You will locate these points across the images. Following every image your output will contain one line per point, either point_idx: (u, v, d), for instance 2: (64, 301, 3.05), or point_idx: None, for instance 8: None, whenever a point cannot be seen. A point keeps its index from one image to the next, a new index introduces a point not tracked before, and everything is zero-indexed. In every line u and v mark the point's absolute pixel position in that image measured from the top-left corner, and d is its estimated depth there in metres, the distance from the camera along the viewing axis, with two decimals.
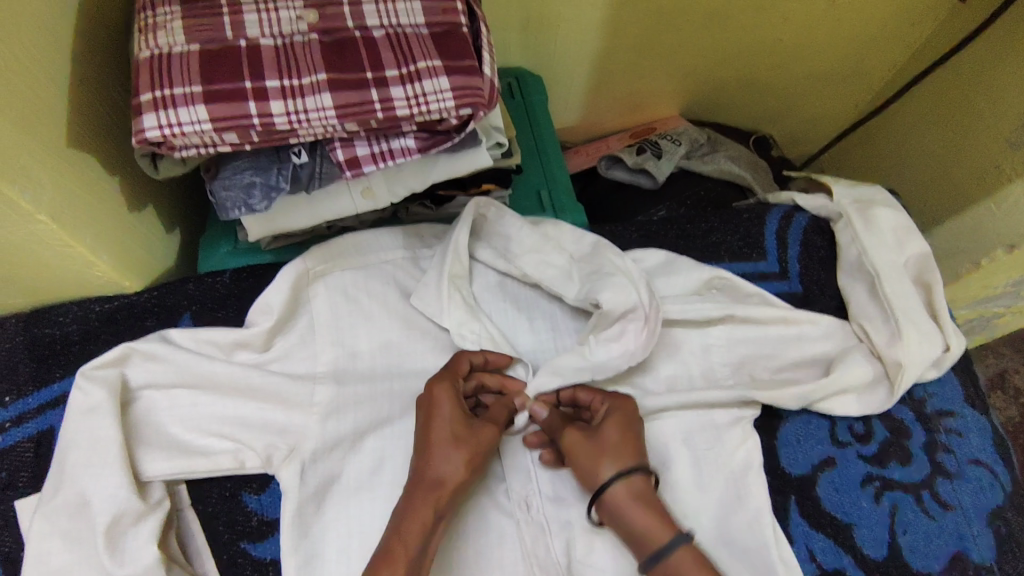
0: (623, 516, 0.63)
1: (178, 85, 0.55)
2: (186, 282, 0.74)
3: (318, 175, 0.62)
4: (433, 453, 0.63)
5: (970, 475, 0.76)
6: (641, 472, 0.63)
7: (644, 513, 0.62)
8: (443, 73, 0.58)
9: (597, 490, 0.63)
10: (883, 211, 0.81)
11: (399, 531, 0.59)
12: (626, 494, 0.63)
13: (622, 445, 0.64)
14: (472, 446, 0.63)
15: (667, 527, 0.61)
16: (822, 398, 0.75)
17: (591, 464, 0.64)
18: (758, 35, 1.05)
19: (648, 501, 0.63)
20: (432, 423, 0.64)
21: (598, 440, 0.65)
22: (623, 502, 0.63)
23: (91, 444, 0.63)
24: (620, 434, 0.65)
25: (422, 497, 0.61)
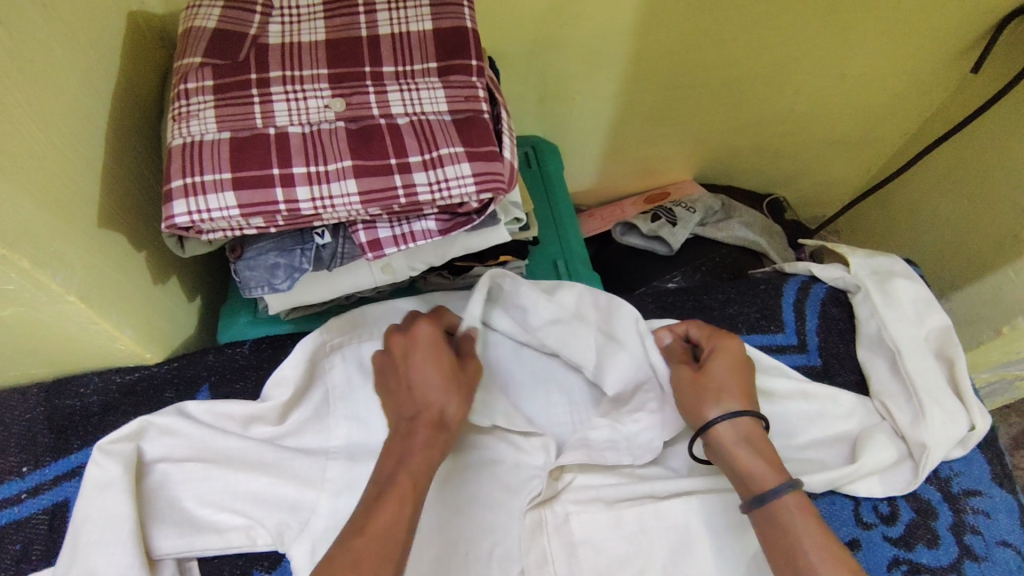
0: (730, 457, 0.63)
1: (208, 172, 0.57)
2: (205, 353, 0.75)
3: (340, 255, 0.64)
4: (427, 388, 0.63)
5: (998, 557, 0.73)
6: (750, 416, 0.65)
7: (754, 454, 0.63)
8: (465, 160, 0.59)
9: (704, 428, 0.65)
10: (902, 283, 0.81)
11: (405, 466, 0.58)
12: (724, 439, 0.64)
13: (736, 389, 0.67)
14: (462, 387, 0.65)
15: (777, 472, 0.61)
16: (850, 482, 0.73)
17: (706, 403, 0.66)
18: (770, 104, 1.07)
19: (757, 446, 0.64)
20: (429, 364, 0.64)
21: (716, 384, 0.67)
22: (731, 442, 0.64)
23: (105, 521, 0.63)
24: (736, 374, 0.68)
25: (422, 431, 0.60)
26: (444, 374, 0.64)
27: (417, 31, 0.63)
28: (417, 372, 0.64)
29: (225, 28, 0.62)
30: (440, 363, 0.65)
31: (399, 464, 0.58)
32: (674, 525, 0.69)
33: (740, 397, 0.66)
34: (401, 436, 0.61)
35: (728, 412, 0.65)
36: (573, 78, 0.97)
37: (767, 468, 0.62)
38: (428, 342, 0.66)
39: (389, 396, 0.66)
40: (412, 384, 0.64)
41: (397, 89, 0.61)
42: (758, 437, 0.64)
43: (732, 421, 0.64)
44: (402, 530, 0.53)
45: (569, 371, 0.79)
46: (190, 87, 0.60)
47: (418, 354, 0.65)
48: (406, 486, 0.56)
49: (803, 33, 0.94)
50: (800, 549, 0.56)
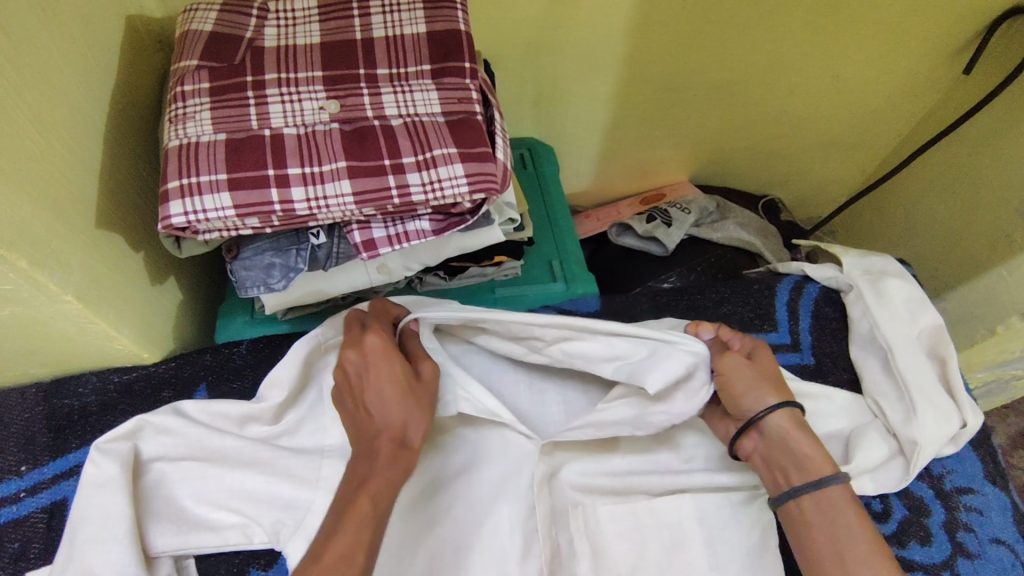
0: (782, 446, 0.64)
1: (204, 173, 0.57)
2: (203, 352, 0.76)
3: (335, 255, 0.65)
4: (385, 406, 0.62)
5: (992, 555, 0.74)
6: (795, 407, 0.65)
7: (806, 443, 0.63)
8: (458, 160, 0.60)
9: (755, 419, 0.64)
10: (895, 282, 0.82)
11: (367, 487, 0.57)
12: (773, 430, 0.64)
13: (776, 381, 0.67)
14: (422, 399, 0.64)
15: (827, 463, 0.62)
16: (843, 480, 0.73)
17: (753, 392, 0.65)
18: (765, 106, 1.07)
19: (804, 436, 0.64)
20: (383, 381, 0.63)
21: (761, 373, 0.66)
22: (784, 432, 0.64)
23: (101, 519, 0.63)
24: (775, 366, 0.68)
25: (385, 450, 0.60)
26: (402, 390, 0.63)
27: (411, 33, 0.64)
28: (375, 392, 0.62)
29: (222, 32, 0.63)
30: (396, 376, 0.63)
31: (360, 485, 0.57)
32: (668, 522, 0.69)
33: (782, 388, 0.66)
34: (363, 457, 0.60)
35: (778, 404, 0.64)
36: (568, 80, 0.98)
37: (817, 458, 0.63)
38: (380, 356, 0.63)
39: (347, 416, 0.64)
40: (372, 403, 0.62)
41: (390, 91, 0.62)
42: (804, 428, 0.65)
43: (782, 411, 0.64)
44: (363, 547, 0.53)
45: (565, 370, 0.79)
46: (186, 90, 0.61)
47: (373, 372, 0.63)
48: (365, 506, 0.55)
49: (795, 35, 0.94)
50: (847, 542, 0.58)
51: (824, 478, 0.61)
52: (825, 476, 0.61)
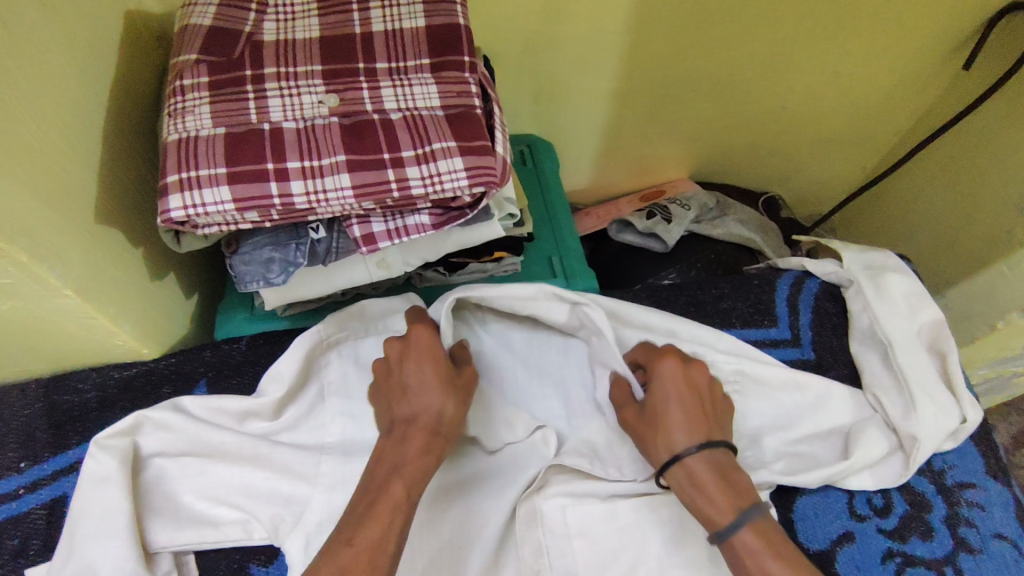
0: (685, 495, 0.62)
1: (204, 166, 0.57)
2: (202, 349, 0.75)
3: (335, 250, 0.64)
4: (422, 393, 0.62)
5: (995, 551, 0.73)
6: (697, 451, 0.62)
7: (714, 493, 0.61)
8: (457, 154, 0.60)
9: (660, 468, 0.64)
10: (895, 277, 0.81)
11: (397, 475, 0.58)
12: (685, 472, 0.62)
13: (681, 418, 0.64)
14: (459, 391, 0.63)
15: (729, 507, 0.60)
16: (844, 476, 0.73)
17: (652, 443, 0.65)
18: (764, 104, 1.07)
19: (708, 481, 0.62)
20: (421, 368, 0.63)
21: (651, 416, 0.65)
22: (682, 481, 0.63)
23: (102, 515, 0.63)
24: (678, 400, 0.65)
25: (419, 438, 0.60)
26: (440, 378, 0.63)
27: (410, 28, 0.64)
28: (412, 377, 0.63)
29: (221, 26, 0.63)
30: (438, 366, 0.64)
31: (392, 471, 0.58)
32: (668, 517, 0.69)
33: (689, 429, 0.64)
34: (396, 441, 0.60)
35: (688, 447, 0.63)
36: (567, 77, 0.98)
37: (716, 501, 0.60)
38: (424, 347, 0.64)
39: (383, 400, 0.64)
40: (405, 386, 0.63)
41: (390, 85, 0.62)
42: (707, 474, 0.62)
43: (695, 453, 0.62)
44: (390, 543, 0.54)
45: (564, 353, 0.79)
46: (186, 84, 0.61)
47: (415, 355, 0.64)
48: (398, 497, 0.57)
49: (795, 31, 0.94)
50: None
51: (724, 526, 0.59)
52: (729, 525, 0.59)
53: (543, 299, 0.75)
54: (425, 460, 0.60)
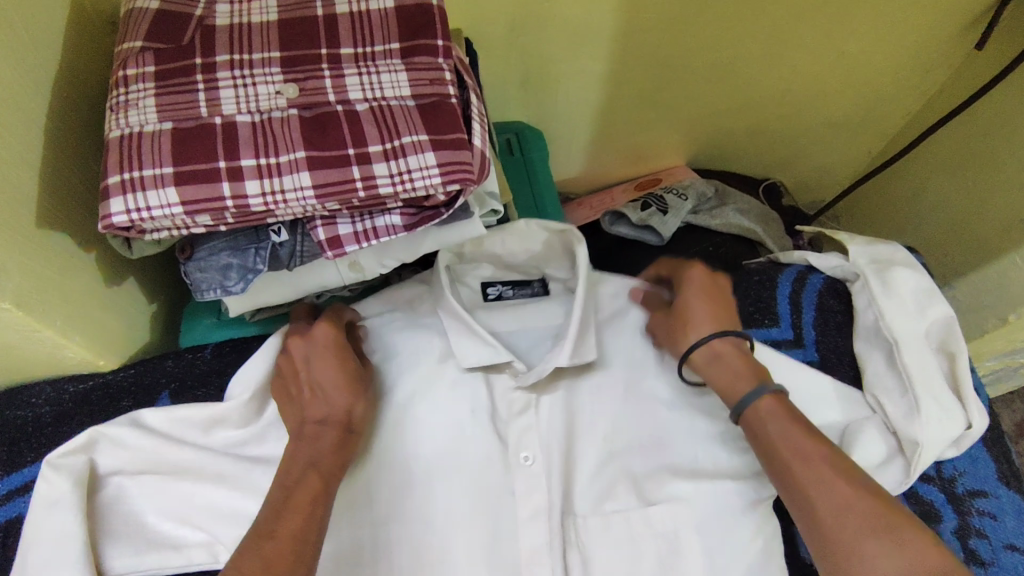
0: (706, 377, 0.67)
1: (148, 166, 0.52)
2: (164, 358, 0.70)
3: (299, 254, 0.59)
4: (328, 393, 0.62)
5: (1006, 563, 0.70)
6: (722, 339, 0.67)
7: (731, 371, 0.65)
8: (429, 149, 0.54)
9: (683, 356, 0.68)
10: (902, 272, 0.76)
11: (316, 467, 0.57)
12: (709, 353, 0.66)
13: (705, 314, 0.68)
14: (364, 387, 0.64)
15: (747, 382, 0.64)
16: None
17: (681, 331, 0.69)
18: (765, 86, 1.02)
19: (728, 361, 0.66)
20: (326, 364, 0.62)
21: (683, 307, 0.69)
22: (705, 362, 0.67)
23: (52, 542, 0.58)
24: (710, 303, 0.69)
25: (331, 436, 0.60)
26: (344, 376, 0.63)
27: (377, 9, 0.58)
28: (319, 376, 0.62)
29: (170, 9, 0.57)
30: (342, 360, 0.63)
31: (309, 464, 0.57)
32: (661, 529, 0.66)
33: (713, 318, 0.68)
34: (308, 440, 0.59)
35: (715, 334, 0.67)
36: (556, 61, 0.92)
37: (736, 380, 0.65)
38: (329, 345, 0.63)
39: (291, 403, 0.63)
40: (314, 390, 0.62)
41: (355, 72, 0.56)
42: (730, 357, 0.66)
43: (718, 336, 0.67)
44: (311, 536, 0.53)
45: (558, 302, 0.77)
46: (129, 74, 0.55)
47: (318, 354, 0.63)
48: (315, 486, 0.56)
49: (799, 8, 0.88)
50: (781, 450, 0.59)
51: (741, 398, 0.63)
52: (747, 396, 0.63)
53: (527, 232, 0.73)
54: (340, 455, 0.59)
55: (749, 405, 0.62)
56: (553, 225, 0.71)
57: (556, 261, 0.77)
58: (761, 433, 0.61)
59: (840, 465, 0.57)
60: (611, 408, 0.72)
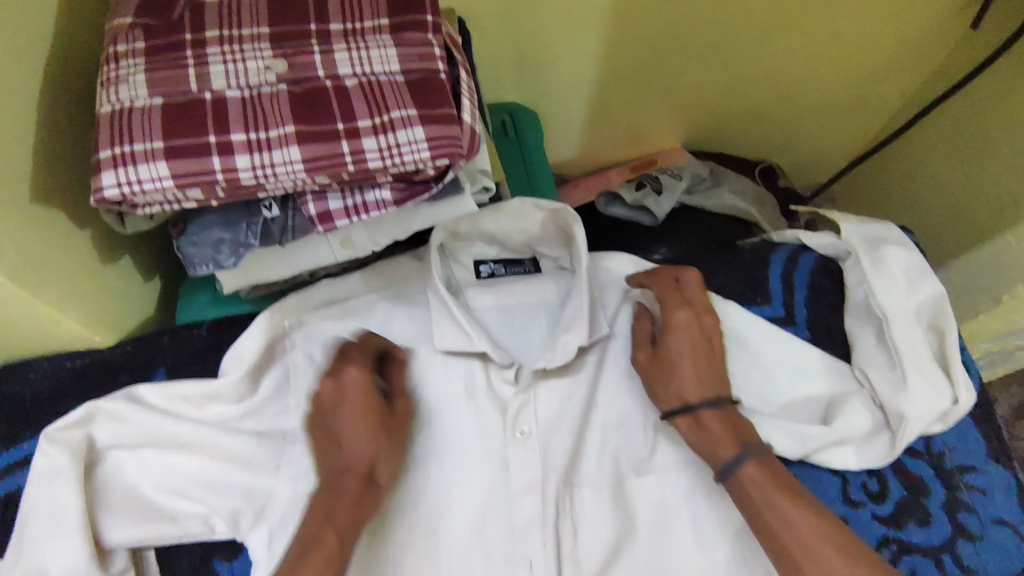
0: (690, 439, 0.65)
1: (139, 141, 0.53)
2: (160, 335, 0.71)
3: (290, 229, 0.59)
4: (356, 443, 0.60)
5: (995, 537, 0.70)
6: (707, 404, 0.64)
7: (721, 437, 0.63)
8: (417, 123, 0.55)
9: (667, 416, 0.66)
10: (894, 250, 0.76)
11: (332, 524, 0.58)
12: (693, 420, 0.64)
13: (689, 371, 0.66)
14: (392, 435, 0.63)
15: (731, 448, 0.62)
16: (819, 449, 0.70)
17: (664, 391, 0.67)
18: (761, 66, 1.01)
19: (711, 425, 0.64)
20: (355, 414, 0.61)
21: (668, 365, 0.67)
22: (688, 427, 0.65)
23: (50, 513, 0.60)
24: (693, 355, 0.66)
25: (353, 487, 0.59)
26: (373, 425, 0.61)
27: None
28: (346, 424, 0.61)
29: None
30: (371, 410, 0.61)
31: (326, 520, 0.58)
32: (650, 502, 0.67)
33: (694, 377, 0.66)
34: (330, 492, 0.59)
35: (701, 398, 0.65)
36: (551, 41, 0.92)
37: (720, 445, 0.63)
38: (359, 395, 0.61)
39: (318, 444, 0.62)
40: (342, 437, 0.61)
41: (344, 48, 0.56)
42: (713, 420, 0.64)
43: (704, 400, 0.65)
44: None
45: (552, 279, 0.78)
46: (120, 50, 0.56)
47: (348, 401, 0.61)
48: (330, 544, 0.56)
49: None
50: (782, 523, 0.57)
51: (727, 464, 0.61)
52: (731, 464, 0.61)
53: (521, 210, 0.73)
54: (360, 511, 0.59)
55: (735, 472, 0.61)
56: (547, 203, 0.72)
57: (549, 240, 0.77)
58: (749, 504, 0.59)
59: (841, 544, 0.55)
60: (601, 383, 0.73)
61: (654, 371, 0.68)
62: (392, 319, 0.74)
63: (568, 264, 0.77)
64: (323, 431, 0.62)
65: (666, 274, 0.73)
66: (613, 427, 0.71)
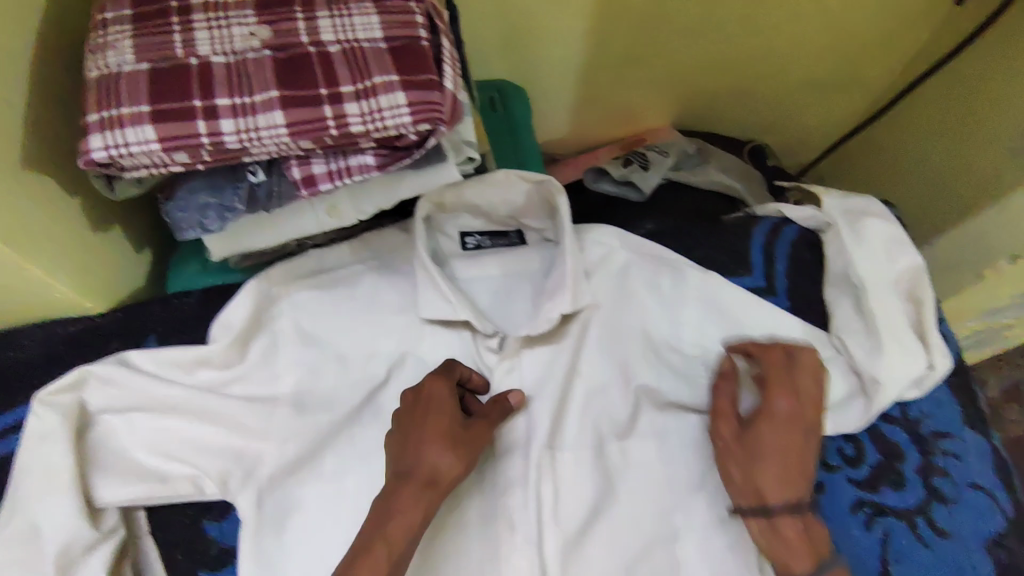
0: (759, 536, 0.63)
1: (126, 105, 0.54)
2: (150, 303, 0.73)
3: (276, 194, 0.60)
4: (425, 446, 0.63)
5: (969, 500, 0.72)
6: (792, 512, 0.62)
7: (794, 546, 0.61)
8: (399, 88, 0.56)
9: (746, 506, 0.64)
10: (875, 223, 0.77)
11: (384, 533, 0.58)
12: (769, 524, 0.62)
13: (779, 472, 0.63)
14: (467, 448, 0.64)
15: (807, 561, 0.60)
16: None
17: (743, 481, 0.64)
18: (748, 45, 1.02)
19: (789, 534, 0.62)
20: (432, 419, 0.64)
21: (760, 455, 0.64)
22: (763, 529, 0.63)
23: (44, 472, 0.61)
24: (789, 454, 0.64)
25: (414, 486, 0.61)
26: (447, 435, 0.64)
27: None
28: (423, 428, 0.64)
29: None
30: (447, 419, 0.65)
31: (378, 526, 0.59)
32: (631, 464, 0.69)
33: (780, 478, 0.63)
34: (388, 493, 0.61)
35: (782, 497, 0.63)
36: (538, 17, 0.93)
37: (794, 556, 0.61)
38: (441, 406, 0.65)
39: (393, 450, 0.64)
40: (418, 443, 0.63)
41: (327, 15, 0.57)
42: (791, 529, 0.62)
43: (787, 506, 0.62)
44: None
45: (536, 251, 0.79)
46: (108, 18, 0.57)
47: (430, 408, 0.65)
48: (381, 554, 0.57)
49: None
50: None
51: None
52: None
53: (507, 181, 0.74)
54: (418, 511, 0.60)
55: None
56: (532, 174, 0.73)
57: (534, 212, 0.79)
58: None
59: None
60: (583, 352, 0.74)
61: (740, 461, 0.65)
62: (379, 290, 0.74)
63: (553, 235, 0.79)
64: (399, 430, 0.65)
65: (777, 356, 0.69)
66: (594, 394, 0.73)
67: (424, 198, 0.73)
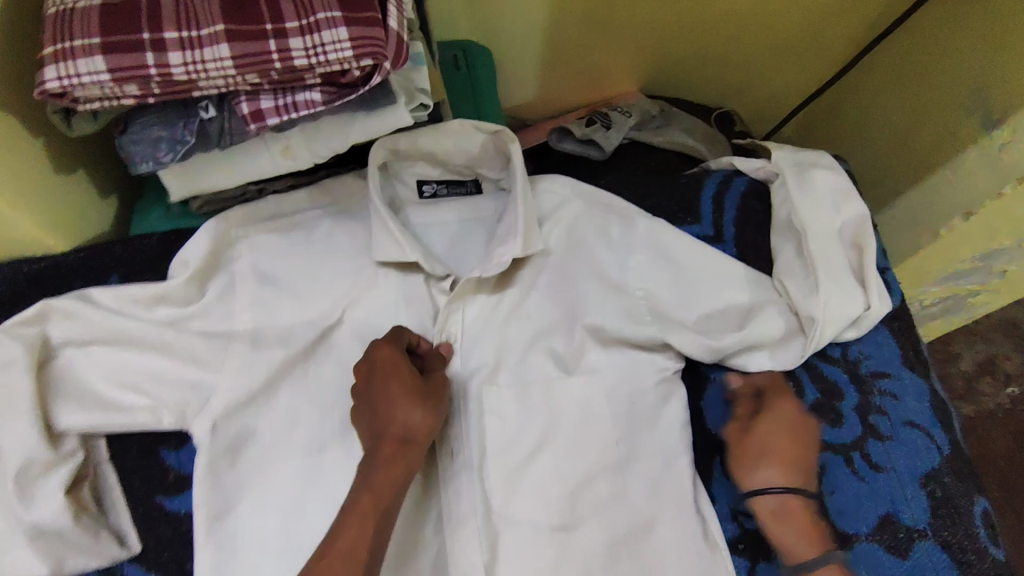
0: (768, 529, 0.71)
1: (77, 36, 0.56)
2: (112, 245, 0.76)
3: (227, 131, 0.63)
4: (392, 402, 0.65)
5: (904, 437, 0.74)
6: (795, 495, 0.70)
7: (796, 535, 0.69)
8: (341, 23, 0.57)
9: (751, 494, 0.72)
10: (821, 172, 0.80)
11: (370, 490, 0.62)
12: (778, 509, 0.70)
13: (779, 456, 0.72)
14: (432, 399, 0.66)
15: (813, 548, 0.68)
16: (733, 352, 0.75)
17: (749, 471, 0.73)
18: (711, 8, 1.04)
19: (796, 523, 0.70)
20: (389, 379, 0.66)
21: (761, 448, 0.73)
22: (770, 514, 0.71)
23: (4, 397, 0.64)
24: (790, 443, 0.73)
25: (388, 445, 0.64)
26: (408, 390, 0.65)
27: None
28: (382, 390, 0.66)
29: None
30: (402, 376, 0.66)
31: (362, 485, 0.62)
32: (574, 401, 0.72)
33: (780, 466, 0.71)
34: (366, 455, 0.63)
35: (782, 484, 0.71)
36: None
37: (799, 542, 0.69)
38: (393, 368, 0.66)
39: (363, 415, 0.66)
40: (384, 406, 0.65)
41: None
42: (798, 511, 0.70)
43: (789, 491, 0.70)
44: (363, 550, 0.59)
45: (490, 198, 0.82)
46: None
47: (381, 373, 0.66)
48: (368, 503, 0.61)
49: None
50: None
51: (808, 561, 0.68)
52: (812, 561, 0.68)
53: (462, 131, 0.76)
54: (399, 468, 0.63)
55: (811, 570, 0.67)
56: (487, 124, 0.75)
57: (489, 161, 0.81)
58: None
59: None
60: (532, 296, 0.77)
61: (746, 452, 0.74)
62: (334, 234, 0.76)
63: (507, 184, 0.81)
64: (362, 401, 0.67)
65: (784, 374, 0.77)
66: (543, 335, 0.75)
67: (380, 145, 0.75)
